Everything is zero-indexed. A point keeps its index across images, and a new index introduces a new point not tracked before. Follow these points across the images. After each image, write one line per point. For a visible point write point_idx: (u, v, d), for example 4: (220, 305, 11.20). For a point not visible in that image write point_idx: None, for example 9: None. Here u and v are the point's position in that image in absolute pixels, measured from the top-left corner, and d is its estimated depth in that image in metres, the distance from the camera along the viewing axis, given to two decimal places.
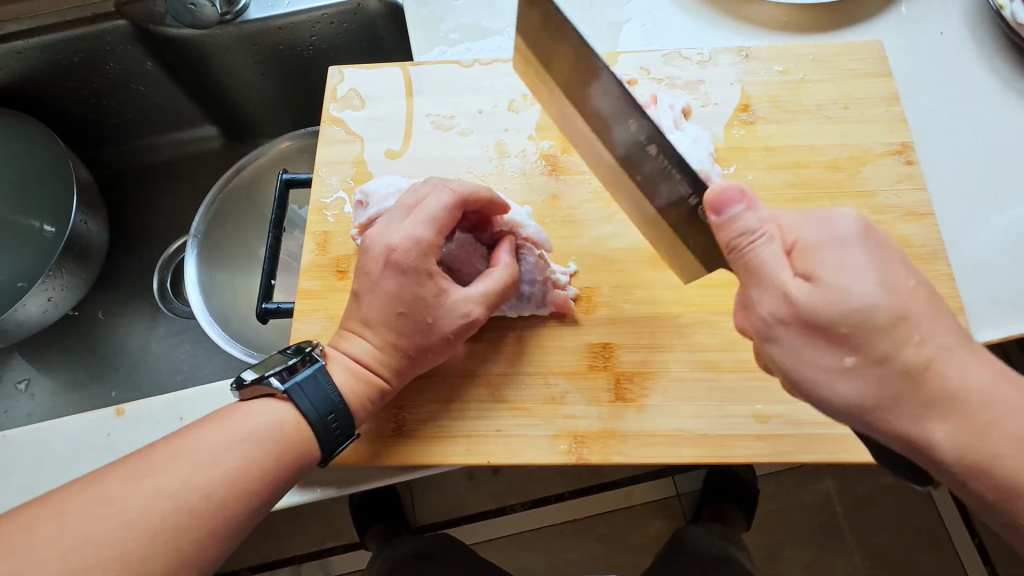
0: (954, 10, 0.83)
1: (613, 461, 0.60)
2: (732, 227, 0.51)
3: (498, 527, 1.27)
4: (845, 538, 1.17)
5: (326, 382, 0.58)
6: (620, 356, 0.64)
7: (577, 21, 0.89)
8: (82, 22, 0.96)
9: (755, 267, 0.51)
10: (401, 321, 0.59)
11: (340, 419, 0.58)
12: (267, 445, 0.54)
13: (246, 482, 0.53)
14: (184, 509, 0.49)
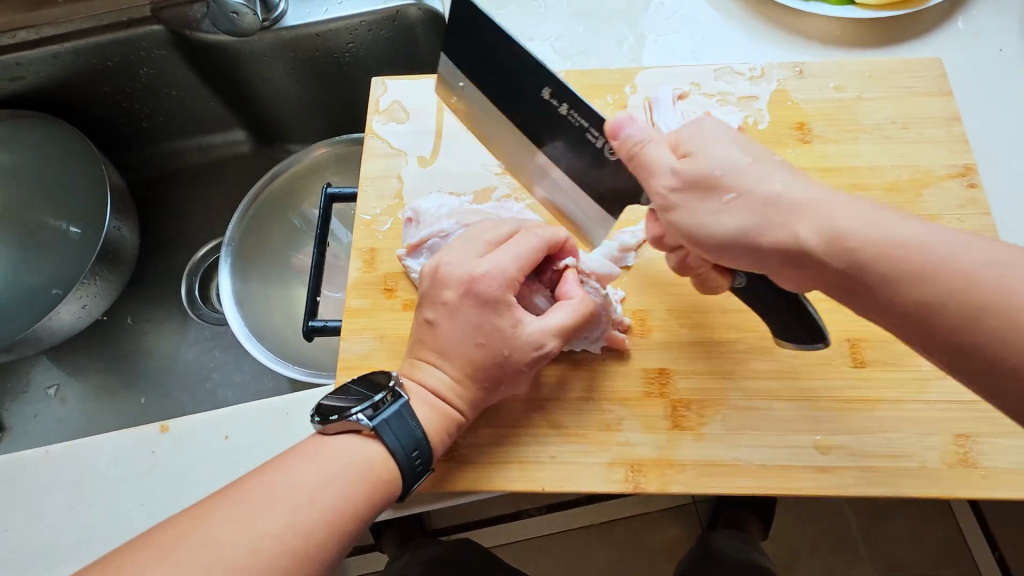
0: (1011, 26, 0.81)
1: (670, 490, 0.59)
2: (629, 143, 0.57)
3: (515, 531, 1.27)
4: (867, 551, 1.16)
5: (411, 418, 0.56)
6: (676, 383, 0.63)
7: (621, 32, 0.87)
8: (118, 26, 0.95)
9: (704, 199, 0.53)
10: (478, 352, 0.58)
11: (423, 454, 0.57)
12: (359, 483, 0.53)
13: (341, 523, 0.51)
14: (288, 548, 0.48)
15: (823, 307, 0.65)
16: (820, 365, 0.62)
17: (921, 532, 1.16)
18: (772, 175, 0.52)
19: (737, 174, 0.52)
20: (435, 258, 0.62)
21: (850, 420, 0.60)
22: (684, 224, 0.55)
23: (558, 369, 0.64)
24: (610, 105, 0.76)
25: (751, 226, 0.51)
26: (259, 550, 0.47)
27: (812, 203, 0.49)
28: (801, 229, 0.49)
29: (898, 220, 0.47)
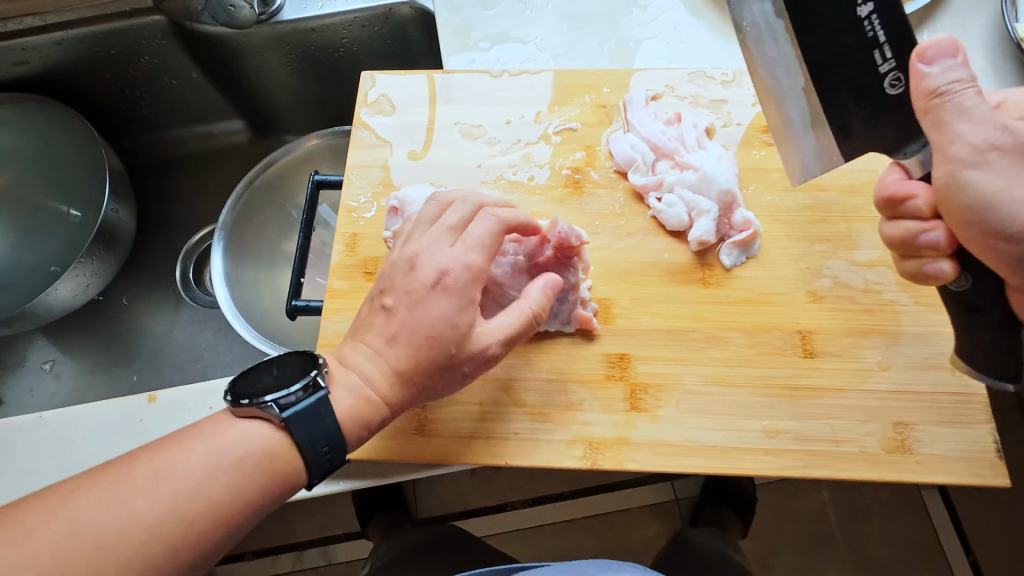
0: (975, 39, 0.84)
1: (626, 467, 0.63)
2: (937, 78, 0.54)
3: (503, 523, 1.39)
4: (840, 546, 1.32)
5: (326, 415, 0.58)
6: (636, 367, 0.66)
7: (603, 34, 0.91)
8: (120, 16, 0.98)
9: (954, 114, 0.54)
10: (416, 331, 0.59)
11: (333, 451, 0.59)
12: (252, 474, 0.55)
13: (228, 508, 0.54)
14: (168, 534, 0.51)
15: (779, 301, 0.68)
16: (772, 354, 0.66)
17: (868, 522, 1.32)
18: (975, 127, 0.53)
19: (977, 125, 0.53)
20: (410, 245, 0.63)
21: (796, 407, 0.64)
22: (961, 104, 0.54)
23: (521, 349, 0.68)
24: (588, 104, 0.80)
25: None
26: (136, 532, 0.50)
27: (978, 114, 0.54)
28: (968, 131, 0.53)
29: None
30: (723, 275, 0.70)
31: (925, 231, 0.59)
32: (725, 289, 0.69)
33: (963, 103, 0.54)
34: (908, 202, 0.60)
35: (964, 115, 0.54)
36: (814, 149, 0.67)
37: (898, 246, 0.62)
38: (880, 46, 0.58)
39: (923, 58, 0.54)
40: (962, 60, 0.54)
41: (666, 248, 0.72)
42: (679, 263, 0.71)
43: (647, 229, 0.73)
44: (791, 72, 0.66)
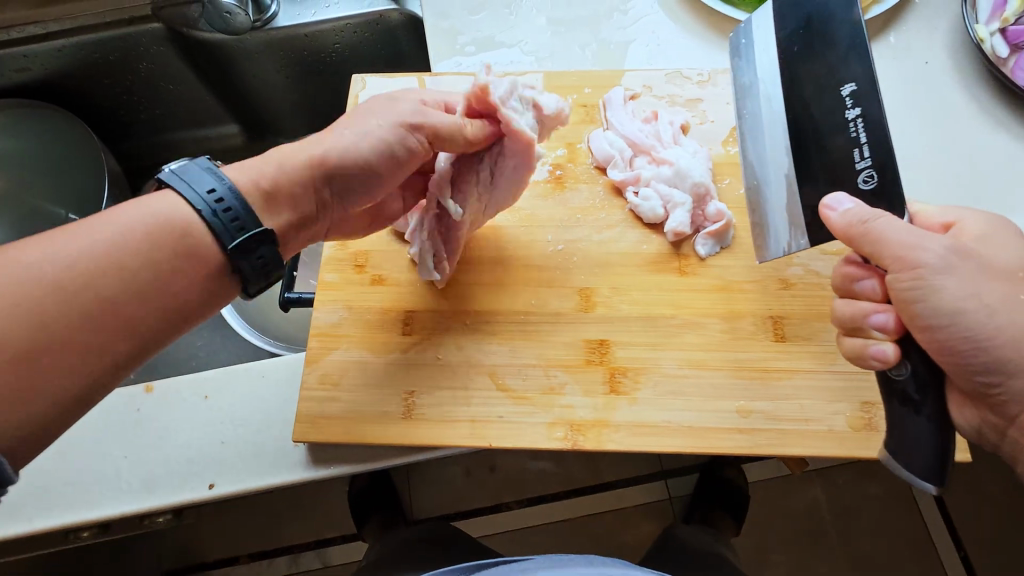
0: (939, 40, 0.89)
1: (605, 447, 0.65)
2: (858, 215, 0.59)
3: (497, 523, 1.41)
4: (831, 541, 1.34)
5: (215, 172, 0.58)
6: (615, 352, 0.69)
7: (585, 38, 0.95)
8: (120, 23, 1.01)
9: (888, 236, 0.57)
10: (374, 149, 0.65)
11: (232, 208, 0.57)
12: (161, 241, 0.55)
13: (143, 279, 0.54)
14: (82, 292, 0.51)
15: (750, 288, 0.71)
16: (744, 339, 0.69)
17: (858, 521, 1.34)
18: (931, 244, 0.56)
19: (924, 245, 0.56)
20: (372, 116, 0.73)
21: (768, 388, 0.67)
22: (885, 229, 0.57)
23: (505, 337, 0.71)
24: (570, 104, 0.84)
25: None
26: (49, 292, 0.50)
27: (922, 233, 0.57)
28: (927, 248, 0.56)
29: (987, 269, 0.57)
30: (697, 264, 0.73)
31: (874, 313, 0.60)
32: (699, 278, 0.72)
33: (888, 226, 0.57)
34: (859, 286, 0.62)
35: (898, 235, 0.57)
36: (784, 228, 0.68)
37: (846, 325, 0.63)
38: (860, 145, 0.62)
39: (832, 204, 0.60)
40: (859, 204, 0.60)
41: (643, 239, 0.75)
42: (656, 254, 0.74)
43: (626, 222, 0.76)
44: (773, 158, 0.69)
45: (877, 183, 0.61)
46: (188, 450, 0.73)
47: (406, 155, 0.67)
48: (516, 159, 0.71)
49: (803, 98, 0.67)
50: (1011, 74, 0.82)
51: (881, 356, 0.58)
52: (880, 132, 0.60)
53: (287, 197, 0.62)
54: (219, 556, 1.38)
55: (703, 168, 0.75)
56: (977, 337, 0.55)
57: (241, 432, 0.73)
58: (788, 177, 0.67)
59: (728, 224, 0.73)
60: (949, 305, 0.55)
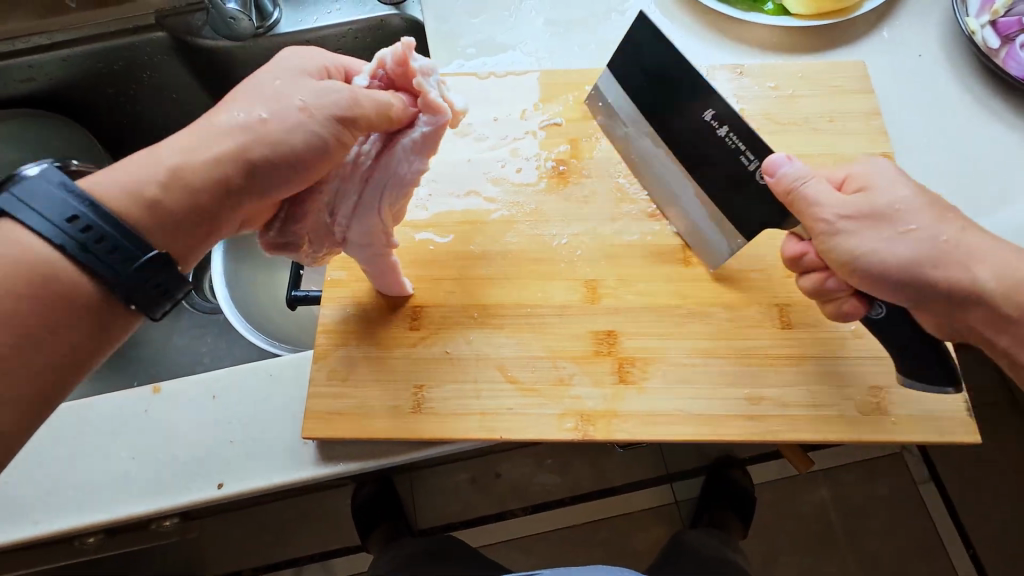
0: (932, 34, 0.90)
1: (615, 438, 0.65)
2: (789, 178, 0.61)
3: (504, 530, 1.40)
4: (840, 541, 1.33)
5: (54, 187, 0.51)
6: (623, 343, 0.69)
7: (584, 39, 0.96)
8: (125, 32, 1.04)
9: (810, 201, 0.61)
10: (275, 134, 0.58)
11: (95, 234, 0.52)
12: (21, 278, 0.50)
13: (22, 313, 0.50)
14: None
15: (755, 277, 0.72)
16: (751, 326, 0.69)
17: (866, 520, 1.34)
18: (829, 200, 0.61)
19: (828, 203, 0.61)
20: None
21: (776, 374, 0.67)
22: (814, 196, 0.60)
23: (513, 330, 0.71)
24: (572, 101, 0.85)
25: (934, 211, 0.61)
26: None
27: (823, 190, 0.61)
28: (833, 208, 0.61)
29: (891, 215, 0.60)
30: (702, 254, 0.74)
31: (827, 278, 0.64)
32: (704, 268, 0.73)
33: (812, 189, 0.60)
34: (805, 260, 0.65)
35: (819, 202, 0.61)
36: (718, 236, 0.71)
37: (813, 296, 0.66)
38: (743, 152, 0.65)
39: (769, 171, 0.62)
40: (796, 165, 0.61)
41: (649, 231, 0.76)
42: (662, 245, 0.75)
43: (630, 215, 0.77)
44: (676, 180, 0.74)
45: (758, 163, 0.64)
46: (196, 450, 0.72)
47: (319, 134, 0.58)
48: (415, 134, 0.61)
49: (672, 130, 0.72)
50: (1003, 64, 0.84)
51: (850, 308, 0.63)
52: (750, 136, 0.64)
53: (184, 208, 0.56)
54: (223, 568, 1.36)
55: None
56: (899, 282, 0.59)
57: (250, 431, 0.73)
58: (713, 206, 0.71)
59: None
60: (857, 255, 0.60)
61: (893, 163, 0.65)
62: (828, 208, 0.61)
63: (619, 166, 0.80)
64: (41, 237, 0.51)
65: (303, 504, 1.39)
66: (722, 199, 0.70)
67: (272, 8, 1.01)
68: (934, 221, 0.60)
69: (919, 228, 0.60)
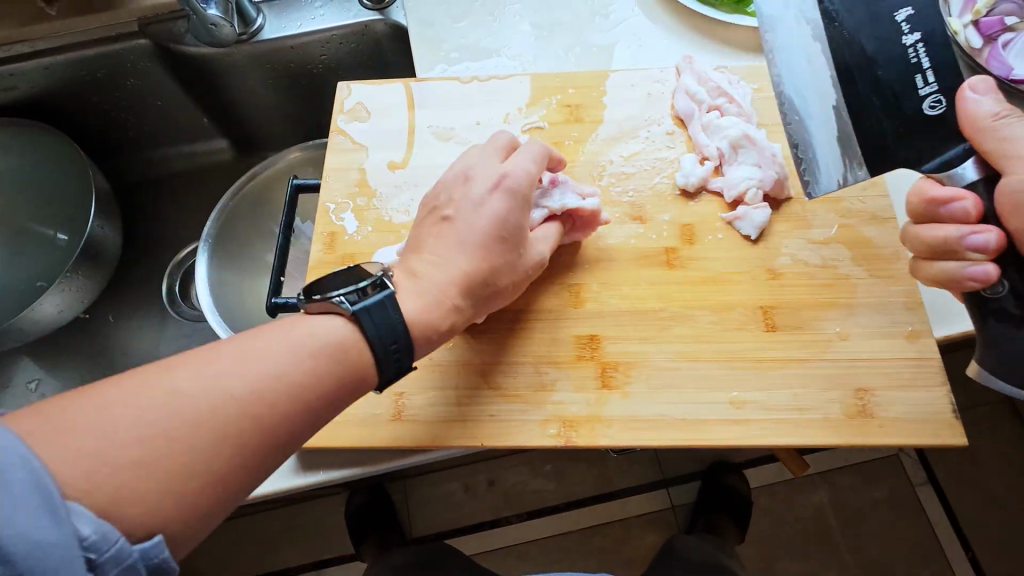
0: None
1: (599, 443, 0.64)
2: (988, 108, 0.58)
3: (496, 538, 1.38)
4: (837, 545, 1.32)
5: (393, 308, 0.59)
6: (606, 347, 0.69)
7: (568, 42, 0.96)
8: (107, 40, 1.02)
9: (1007, 141, 0.57)
10: (506, 269, 0.67)
11: (400, 345, 0.59)
12: (331, 362, 0.55)
13: (306, 394, 0.53)
14: (243, 408, 0.50)
15: (738, 279, 0.71)
16: (735, 329, 0.69)
17: (863, 524, 1.33)
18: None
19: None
20: (459, 167, 0.70)
21: (759, 377, 0.66)
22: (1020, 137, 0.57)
23: (495, 336, 0.70)
24: (555, 104, 0.84)
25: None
26: (218, 412, 0.48)
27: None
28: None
29: None
30: (685, 257, 0.73)
31: (970, 235, 0.60)
32: (687, 270, 0.72)
33: (1015, 131, 0.57)
34: (951, 209, 0.61)
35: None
36: (838, 162, 0.67)
37: (938, 249, 0.63)
38: (923, 71, 0.62)
39: (973, 89, 0.58)
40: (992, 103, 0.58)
41: (632, 233, 0.75)
42: (645, 248, 0.74)
43: (614, 218, 0.76)
44: (820, 91, 0.68)
45: (946, 107, 0.62)
46: None
47: (528, 270, 0.69)
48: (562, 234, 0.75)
49: (853, 56, 0.66)
50: (985, 64, 0.83)
51: (984, 270, 0.59)
52: (940, 58, 0.62)
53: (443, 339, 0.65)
54: None
55: (700, 168, 0.77)
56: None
57: None
58: (844, 117, 0.66)
59: (767, 208, 0.74)
60: None
61: None
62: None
63: (603, 168, 0.80)
64: (357, 332, 0.58)
65: (293, 514, 1.38)
66: (859, 118, 0.65)
67: (255, 14, 1.01)
68: None
69: None
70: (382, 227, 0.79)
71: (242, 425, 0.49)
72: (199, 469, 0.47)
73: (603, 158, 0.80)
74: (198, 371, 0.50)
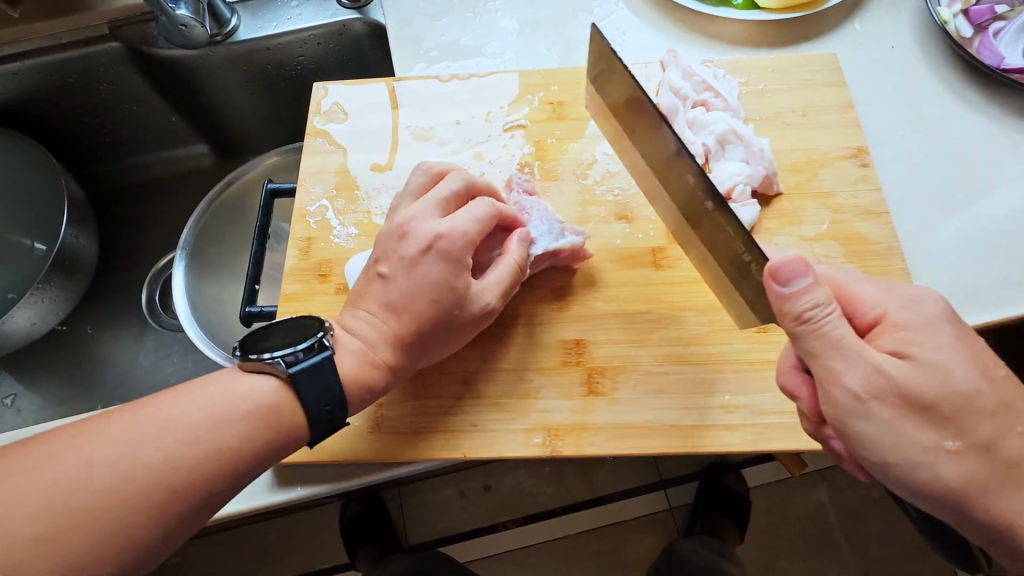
0: (905, 25, 0.88)
1: (586, 453, 0.62)
2: (803, 308, 0.51)
3: (492, 544, 1.36)
4: (840, 545, 1.30)
5: (330, 374, 0.58)
6: (592, 351, 0.66)
7: (552, 38, 0.94)
8: (77, 44, 0.99)
9: (828, 351, 0.51)
10: (410, 294, 0.61)
11: (335, 408, 0.58)
12: (261, 430, 0.55)
13: (232, 462, 0.54)
14: (163, 478, 0.50)
15: None
16: (726, 330, 0.66)
17: (866, 522, 1.31)
18: (846, 368, 0.51)
19: (842, 365, 0.51)
20: (400, 216, 0.66)
21: (751, 380, 0.64)
22: (834, 337, 0.51)
23: (477, 342, 0.67)
24: (537, 102, 0.82)
25: (955, 396, 0.50)
26: (144, 475, 0.50)
27: (846, 353, 0.51)
28: (851, 377, 0.51)
29: (943, 414, 0.50)
30: (672, 256, 0.71)
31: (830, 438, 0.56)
32: (675, 270, 0.70)
33: (829, 334, 0.51)
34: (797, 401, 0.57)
35: (836, 351, 0.51)
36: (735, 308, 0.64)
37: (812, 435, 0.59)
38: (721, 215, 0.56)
39: (778, 278, 0.51)
40: (815, 281, 0.51)
41: (618, 233, 0.73)
42: (631, 248, 0.71)
43: (598, 217, 0.74)
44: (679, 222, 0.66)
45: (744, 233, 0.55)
46: None
47: (442, 286, 0.61)
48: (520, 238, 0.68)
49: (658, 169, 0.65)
50: (977, 53, 0.82)
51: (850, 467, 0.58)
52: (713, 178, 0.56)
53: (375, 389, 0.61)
54: None
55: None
56: (900, 481, 0.52)
57: None
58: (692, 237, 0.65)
59: (755, 205, 0.71)
60: (867, 447, 0.52)
61: (951, 322, 0.54)
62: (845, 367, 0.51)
63: (588, 166, 0.77)
64: (296, 399, 0.57)
65: (284, 527, 1.35)
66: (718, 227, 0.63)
67: (229, 15, 0.99)
68: (949, 437, 0.50)
69: (951, 441, 0.50)
70: (360, 230, 0.76)
71: (167, 491, 0.50)
72: (125, 531, 0.48)
73: (588, 155, 0.78)
74: (124, 433, 0.51)
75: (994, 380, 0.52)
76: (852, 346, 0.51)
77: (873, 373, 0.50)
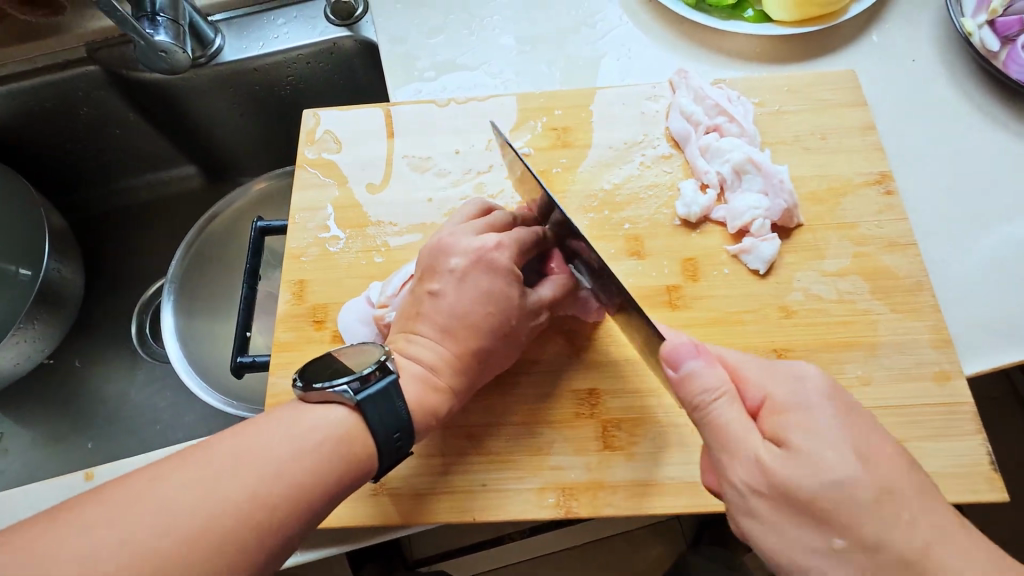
0: (924, 36, 0.84)
1: (603, 513, 0.58)
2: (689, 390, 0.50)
3: (496, 557, 1.32)
4: None
5: (397, 398, 0.54)
6: (606, 402, 0.62)
7: (552, 54, 0.89)
8: (53, 68, 0.95)
9: (714, 438, 0.49)
10: (464, 308, 0.60)
11: (405, 435, 0.55)
12: (334, 463, 0.51)
13: (307, 501, 0.49)
14: (234, 523, 0.44)
15: (749, 320, 0.65)
16: None
17: None
18: (733, 457, 0.47)
19: (731, 456, 0.47)
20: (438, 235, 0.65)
21: None
22: (719, 425, 0.48)
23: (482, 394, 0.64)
24: (540, 128, 0.77)
25: (836, 488, 0.43)
26: (213, 523, 0.43)
27: (733, 435, 0.48)
28: (735, 467, 0.47)
29: (822, 507, 0.43)
30: (688, 296, 0.67)
31: None
32: (692, 311, 0.66)
33: (717, 418, 0.49)
34: None
35: (721, 437, 0.48)
36: None
37: None
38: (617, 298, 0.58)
39: (669, 362, 0.51)
40: (705, 362, 0.50)
41: (630, 271, 0.68)
42: (645, 287, 0.67)
43: (607, 253, 0.70)
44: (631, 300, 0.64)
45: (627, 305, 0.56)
46: None
47: (496, 295, 0.60)
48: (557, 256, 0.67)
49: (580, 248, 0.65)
50: (1004, 67, 0.78)
51: None
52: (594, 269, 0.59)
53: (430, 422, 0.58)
54: None
55: (702, 196, 0.70)
56: None
57: None
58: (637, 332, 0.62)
59: (776, 239, 0.67)
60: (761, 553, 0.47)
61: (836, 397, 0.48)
62: (736, 451, 0.47)
63: (596, 197, 0.73)
64: (365, 427, 0.53)
65: None
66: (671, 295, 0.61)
67: (212, 34, 0.95)
68: (841, 533, 0.43)
69: (840, 538, 0.43)
70: (357, 270, 0.72)
71: (245, 534, 0.45)
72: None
73: (596, 185, 0.74)
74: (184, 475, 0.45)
75: (881, 461, 0.44)
76: (736, 431, 0.48)
77: (752, 460, 0.46)
